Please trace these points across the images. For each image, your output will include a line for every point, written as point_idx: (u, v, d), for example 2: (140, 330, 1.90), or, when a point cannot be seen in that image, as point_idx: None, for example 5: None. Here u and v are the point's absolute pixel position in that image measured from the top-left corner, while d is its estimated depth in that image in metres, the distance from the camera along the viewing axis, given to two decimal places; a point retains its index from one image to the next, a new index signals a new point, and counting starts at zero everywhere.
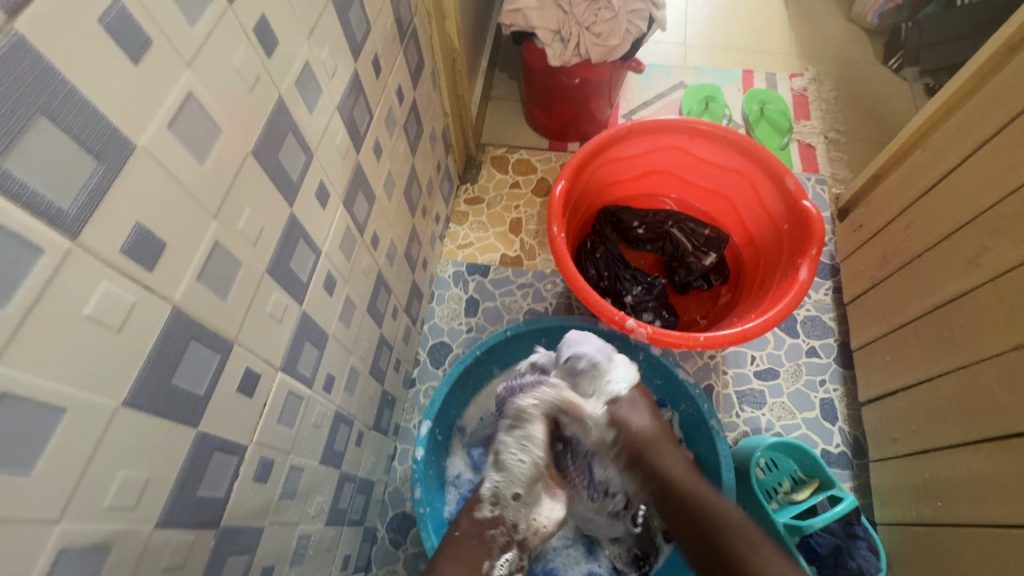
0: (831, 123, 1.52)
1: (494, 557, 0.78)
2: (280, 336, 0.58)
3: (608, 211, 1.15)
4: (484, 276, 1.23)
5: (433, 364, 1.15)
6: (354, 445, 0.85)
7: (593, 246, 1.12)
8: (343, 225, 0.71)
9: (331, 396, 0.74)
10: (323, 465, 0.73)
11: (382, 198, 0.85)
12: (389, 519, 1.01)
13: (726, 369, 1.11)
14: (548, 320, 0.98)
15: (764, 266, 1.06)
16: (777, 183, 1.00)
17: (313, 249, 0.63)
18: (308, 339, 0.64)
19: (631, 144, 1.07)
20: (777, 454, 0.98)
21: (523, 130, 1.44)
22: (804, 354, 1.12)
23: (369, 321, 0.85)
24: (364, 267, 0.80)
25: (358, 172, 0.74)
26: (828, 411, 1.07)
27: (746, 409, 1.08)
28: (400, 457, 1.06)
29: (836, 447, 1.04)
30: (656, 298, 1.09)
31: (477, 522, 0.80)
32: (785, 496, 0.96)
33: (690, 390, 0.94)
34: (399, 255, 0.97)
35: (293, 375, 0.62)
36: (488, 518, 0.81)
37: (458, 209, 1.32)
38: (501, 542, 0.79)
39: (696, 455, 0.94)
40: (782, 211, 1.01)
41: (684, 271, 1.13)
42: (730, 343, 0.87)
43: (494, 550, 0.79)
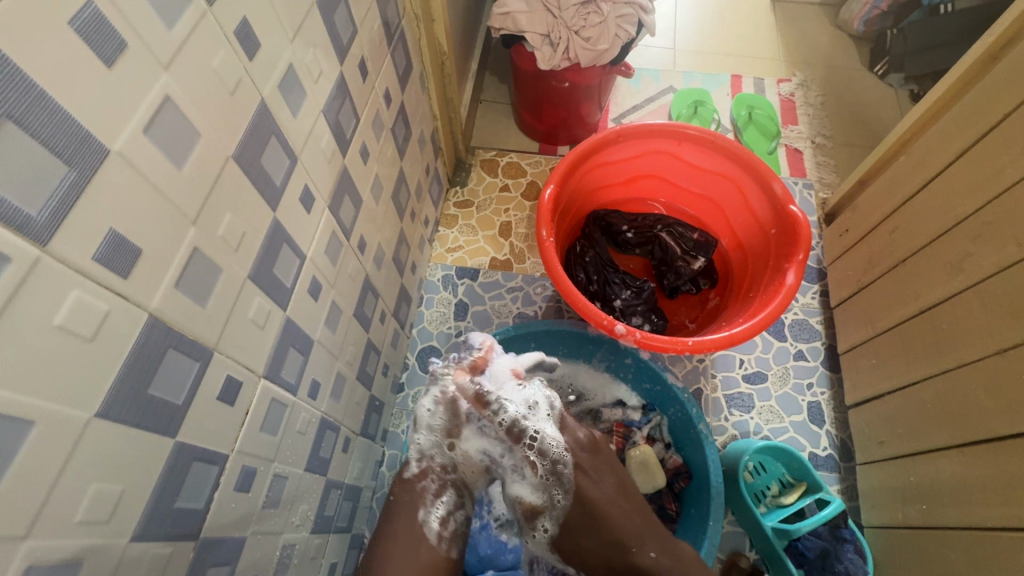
0: (818, 127, 1.53)
1: (429, 504, 0.77)
2: (264, 343, 0.57)
3: (597, 215, 1.15)
4: (474, 280, 1.23)
5: (422, 368, 1.14)
6: (340, 451, 0.84)
7: (582, 250, 1.12)
8: (329, 229, 0.70)
9: (317, 403, 0.73)
10: (308, 472, 0.72)
11: (369, 201, 0.84)
12: (377, 526, 1.00)
13: (715, 372, 1.12)
14: (537, 324, 0.97)
15: (752, 269, 1.06)
16: (764, 187, 1.01)
17: (297, 253, 0.62)
18: (292, 345, 0.63)
19: (620, 149, 1.07)
20: (766, 458, 0.98)
21: (513, 134, 1.44)
22: (791, 357, 1.12)
23: (355, 326, 0.84)
24: (350, 271, 0.79)
25: (345, 175, 0.73)
26: (815, 414, 1.08)
27: (735, 413, 1.08)
28: (388, 462, 1.05)
29: (823, 450, 1.05)
30: (645, 302, 1.08)
31: (407, 482, 0.78)
32: (773, 500, 0.96)
33: (679, 395, 0.93)
34: (387, 258, 0.97)
35: (277, 382, 0.61)
36: (416, 474, 0.78)
37: (448, 212, 1.32)
38: (435, 490, 0.78)
39: (684, 459, 0.95)
40: (769, 216, 1.01)
41: (673, 275, 1.13)
42: (718, 347, 0.87)
43: (427, 497, 0.77)
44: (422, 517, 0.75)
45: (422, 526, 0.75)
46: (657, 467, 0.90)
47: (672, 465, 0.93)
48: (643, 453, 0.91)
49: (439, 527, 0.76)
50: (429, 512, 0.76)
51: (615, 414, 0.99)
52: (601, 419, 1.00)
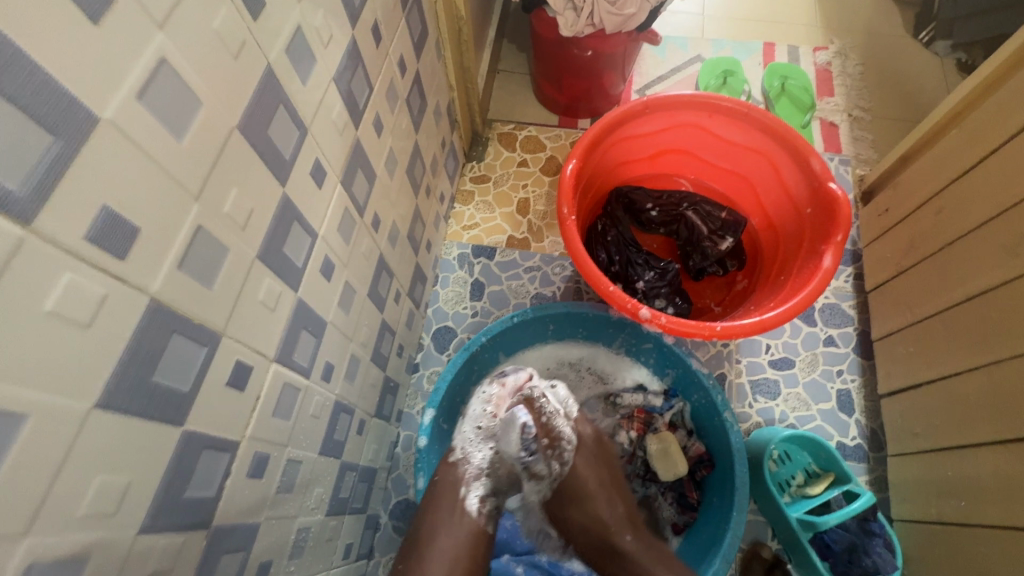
0: (856, 99, 1.45)
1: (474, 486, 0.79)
2: (274, 326, 0.54)
3: (620, 191, 1.09)
4: (491, 259, 1.19)
5: (438, 349, 1.12)
6: (356, 433, 0.83)
7: (604, 229, 1.07)
8: (342, 205, 0.67)
9: (331, 386, 0.71)
10: (322, 455, 0.71)
11: (383, 176, 0.80)
12: (392, 506, 1.00)
13: (740, 358, 1.08)
14: (556, 305, 0.93)
15: (784, 251, 1.01)
16: (801, 164, 0.94)
17: (308, 231, 0.59)
18: (304, 326, 0.61)
19: (645, 122, 1.01)
20: (791, 447, 0.96)
21: (532, 106, 1.38)
22: (821, 343, 1.08)
23: (370, 306, 0.82)
24: (364, 250, 0.76)
25: (358, 148, 0.69)
26: (844, 403, 1.04)
27: (759, 399, 1.05)
28: (404, 443, 1.04)
29: (851, 439, 1.01)
30: (669, 284, 1.04)
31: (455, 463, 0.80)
32: (798, 489, 0.94)
33: (704, 381, 0.89)
34: (402, 236, 0.93)
35: (290, 365, 0.59)
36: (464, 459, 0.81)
37: (464, 188, 1.27)
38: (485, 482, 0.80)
39: (706, 446, 0.91)
40: (805, 194, 0.95)
41: (699, 256, 1.08)
42: (748, 332, 0.83)
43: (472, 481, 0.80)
44: (464, 495, 0.78)
45: (463, 502, 0.78)
46: (679, 456, 0.88)
47: (694, 452, 0.90)
48: (663, 441, 0.90)
49: (477, 504, 0.78)
50: (472, 487, 0.79)
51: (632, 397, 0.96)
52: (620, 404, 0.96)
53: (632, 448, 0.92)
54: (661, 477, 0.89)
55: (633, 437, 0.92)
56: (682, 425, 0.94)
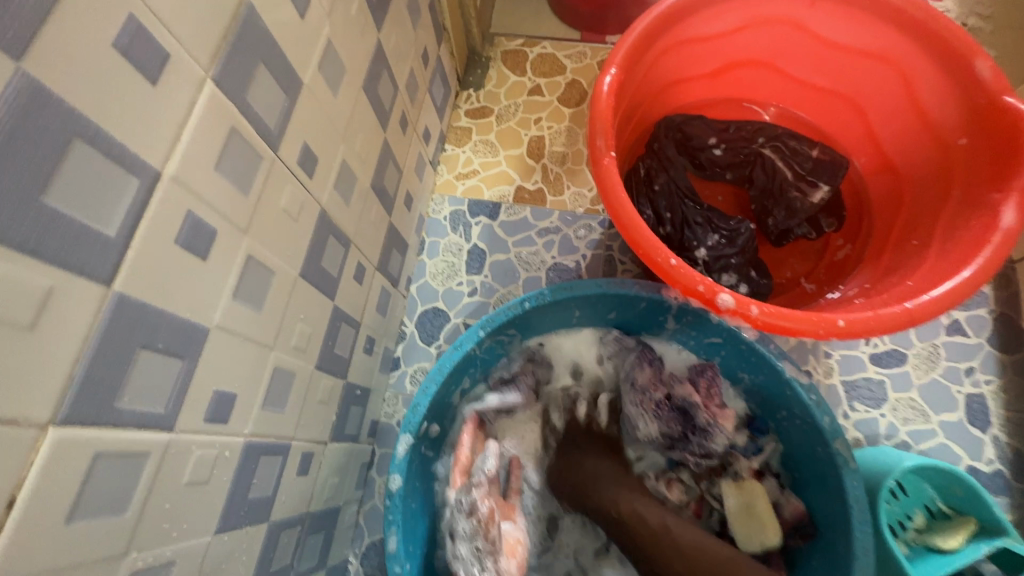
0: (974, 2, 1.09)
1: None
2: (45, 358, 0.27)
3: (672, 122, 0.79)
4: (493, 218, 0.90)
5: (424, 339, 0.84)
6: (296, 475, 0.57)
7: (650, 174, 0.77)
8: (221, 123, 0.38)
9: (232, 427, 0.44)
10: (226, 534, 0.45)
11: (317, 88, 0.50)
12: (364, 549, 0.75)
13: (831, 351, 0.80)
14: (586, 284, 0.64)
15: (912, 203, 0.71)
16: (955, 71, 0.63)
17: (130, 165, 0.31)
18: (146, 344, 0.33)
19: (715, 15, 0.69)
20: (911, 477, 0.70)
21: (546, 14, 1.05)
22: (942, 331, 0.79)
23: (307, 292, 0.54)
24: (286, 205, 0.48)
25: (251, 24, 0.39)
26: (977, 413, 0.76)
27: (858, 408, 0.77)
28: (379, 465, 0.79)
29: (987, 464, 0.74)
30: (741, 252, 0.74)
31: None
32: (918, 537, 0.68)
33: (802, 398, 0.61)
34: (362, 185, 0.64)
35: (113, 421, 0.32)
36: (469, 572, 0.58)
37: (457, 124, 0.97)
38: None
39: (800, 484, 0.64)
40: (955, 118, 0.64)
41: (783, 213, 0.77)
42: (887, 330, 0.54)
43: None
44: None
45: None
46: (768, 517, 0.62)
47: (791, 513, 0.62)
48: (745, 493, 0.63)
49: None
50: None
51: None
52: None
53: (698, 492, 0.68)
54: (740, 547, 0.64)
55: (700, 476, 0.68)
56: (768, 469, 0.67)
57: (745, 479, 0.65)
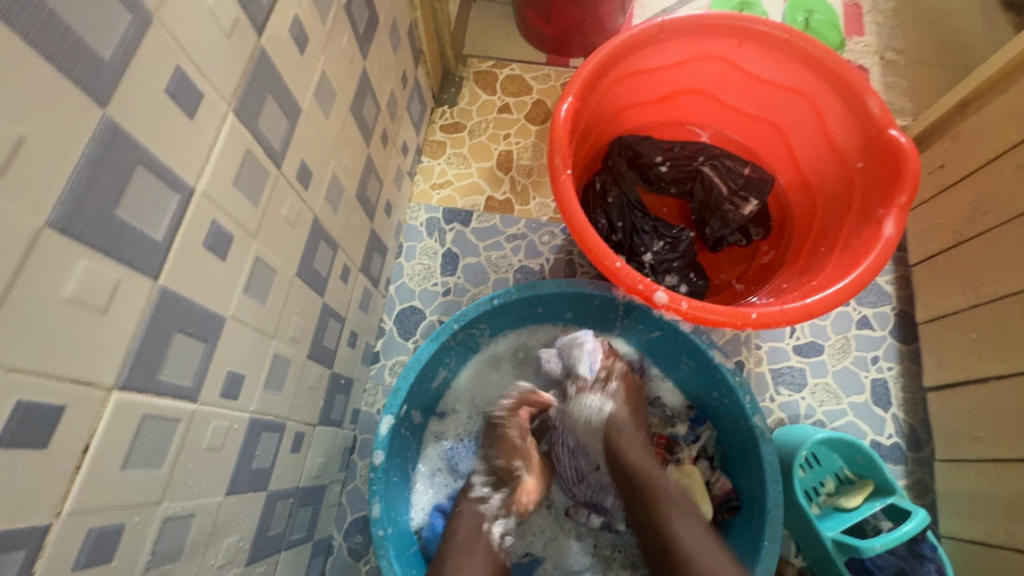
0: (888, 40, 1.25)
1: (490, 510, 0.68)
2: (113, 337, 0.35)
3: (623, 142, 0.89)
4: (466, 225, 0.99)
5: (402, 334, 0.92)
6: (290, 452, 0.64)
7: (604, 188, 0.88)
8: (238, 146, 0.45)
9: (240, 404, 0.51)
10: (233, 497, 0.52)
11: (312, 111, 0.58)
12: (347, 526, 0.83)
13: (760, 343, 0.92)
14: (547, 283, 0.74)
15: (823, 216, 0.83)
16: (853, 106, 0.75)
17: (173, 184, 0.38)
18: (179, 329, 0.41)
19: (659, 51, 0.80)
20: (822, 449, 0.81)
21: (514, 38, 1.14)
22: (853, 325, 0.92)
23: (303, 289, 0.61)
24: (287, 213, 0.55)
25: (262, 63, 0.47)
26: (880, 395, 0.89)
27: (783, 392, 0.89)
28: (361, 449, 0.86)
29: (887, 438, 0.87)
30: (682, 257, 0.85)
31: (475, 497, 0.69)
32: (828, 499, 0.79)
33: (729, 379, 0.71)
34: (348, 195, 0.72)
35: (154, 390, 0.39)
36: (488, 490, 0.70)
37: (433, 138, 1.05)
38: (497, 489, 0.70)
39: (728, 456, 0.75)
40: (854, 145, 0.77)
41: (718, 223, 0.89)
42: (791, 321, 0.65)
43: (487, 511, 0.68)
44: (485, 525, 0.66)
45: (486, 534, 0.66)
46: (702, 496, 0.71)
47: (720, 490, 0.72)
48: (685, 476, 0.72)
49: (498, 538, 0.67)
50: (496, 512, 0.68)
51: (654, 417, 0.79)
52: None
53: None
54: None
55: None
56: (704, 454, 0.77)
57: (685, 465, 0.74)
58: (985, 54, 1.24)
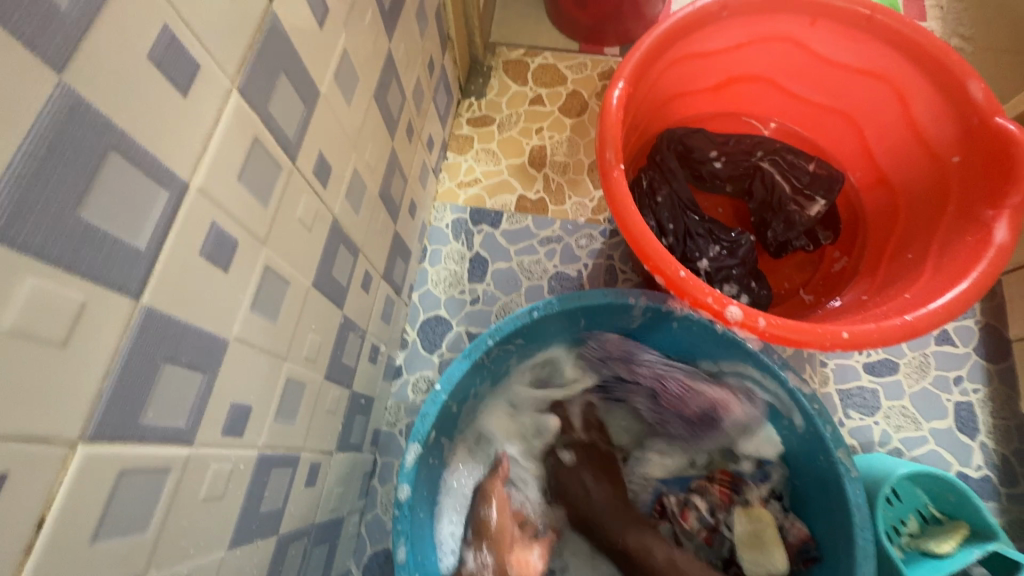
0: (955, 24, 1.14)
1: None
2: (78, 374, 0.27)
3: (673, 135, 0.80)
4: (496, 227, 0.90)
5: (426, 347, 0.84)
6: (304, 486, 0.56)
7: (653, 186, 0.78)
8: (245, 132, 0.37)
9: (247, 440, 0.43)
10: (237, 549, 0.44)
11: (332, 97, 0.50)
12: (366, 560, 0.75)
13: (826, 360, 0.82)
14: (595, 294, 0.65)
15: (907, 217, 0.73)
16: (949, 91, 0.65)
17: (159, 177, 0.30)
18: (169, 358, 0.33)
19: (719, 32, 0.71)
20: (904, 484, 0.71)
21: (547, 25, 1.06)
22: (932, 341, 0.82)
23: (319, 301, 0.53)
24: (302, 214, 0.47)
25: (274, 34, 0.39)
26: (965, 421, 0.78)
27: (853, 416, 0.79)
28: (382, 475, 0.78)
29: (976, 470, 0.76)
30: (742, 263, 0.76)
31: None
32: (912, 541, 0.69)
33: (805, 407, 0.61)
34: (371, 193, 0.64)
35: (135, 437, 0.31)
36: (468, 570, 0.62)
37: (459, 132, 0.97)
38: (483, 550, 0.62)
39: (802, 495, 0.65)
40: (949, 136, 0.67)
41: (781, 225, 0.79)
42: (888, 342, 0.55)
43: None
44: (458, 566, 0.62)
45: None
46: (775, 543, 0.61)
47: (796, 537, 0.63)
48: (755, 520, 0.63)
49: None
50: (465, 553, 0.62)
51: (714, 453, 0.71)
52: (699, 463, 0.72)
53: (712, 521, 0.67)
54: (748, 574, 0.63)
55: (715, 506, 0.67)
56: (772, 493, 0.67)
57: (755, 507, 0.65)
58: None
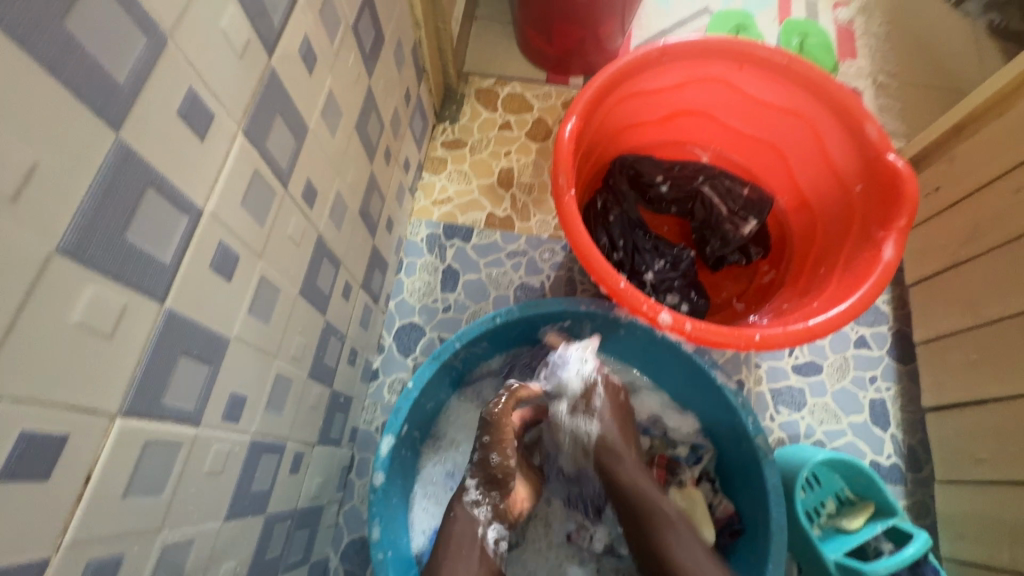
0: (881, 63, 1.28)
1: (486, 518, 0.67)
2: (119, 362, 0.34)
3: (624, 161, 0.90)
4: (466, 241, 0.98)
5: (401, 351, 0.92)
6: (289, 473, 0.63)
7: (606, 207, 0.88)
8: (247, 166, 0.45)
9: (242, 426, 0.50)
10: (232, 521, 0.50)
11: (319, 130, 0.58)
12: (343, 547, 0.81)
13: (759, 362, 0.92)
14: (551, 302, 0.73)
15: (823, 236, 0.84)
16: (851, 130, 0.76)
17: (182, 206, 0.38)
18: (185, 352, 0.40)
19: (660, 73, 0.81)
20: (823, 470, 0.80)
21: (515, 57, 1.15)
22: (851, 345, 0.93)
23: (305, 307, 0.61)
24: (292, 232, 0.55)
25: (273, 84, 0.47)
26: (878, 415, 0.89)
27: (782, 411, 0.89)
28: (359, 468, 0.85)
29: (887, 458, 0.87)
30: (683, 276, 0.86)
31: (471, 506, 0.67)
32: (829, 520, 0.79)
33: (731, 401, 0.71)
34: (351, 212, 0.72)
35: (156, 415, 0.38)
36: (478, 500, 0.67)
37: (434, 154, 1.06)
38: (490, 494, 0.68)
39: (731, 478, 0.74)
40: (853, 167, 0.78)
41: (718, 242, 0.90)
42: (794, 343, 0.65)
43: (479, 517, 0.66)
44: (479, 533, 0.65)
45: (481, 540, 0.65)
46: (706, 520, 0.70)
47: (723, 513, 0.72)
48: (689, 499, 0.72)
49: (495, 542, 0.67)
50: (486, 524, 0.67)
51: (654, 439, 0.79)
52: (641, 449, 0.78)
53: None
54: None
55: None
56: (705, 475, 0.76)
57: (688, 487, 0.73)
58: (973, 77, 1.27)
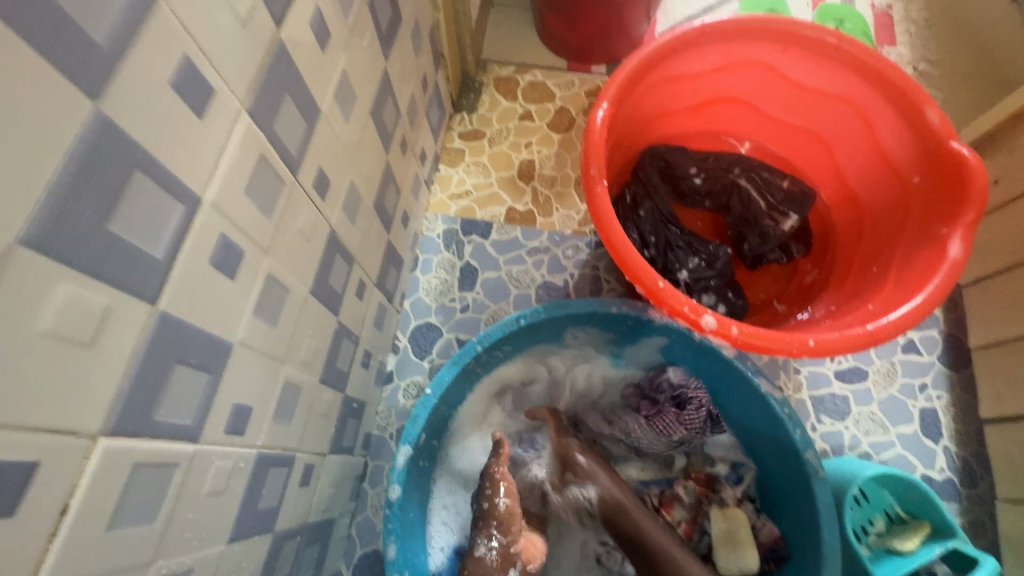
0: (922, 50, 1.20)
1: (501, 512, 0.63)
2: (102, 373, 0.29)
3: (655, 151, 0.84)
4: (485, 237, 0.93)
5: (417, 353, 0.87)
6: (299, 486, 0.58)
7: (635, 200, 0.82)
8: (253, 150, 0.40)
9: (247, 439, 0.46)
10: (237, 543, 0.46)
11: (332, 114, 0.53)
12: (356, 561, 0.76)
13: (799, 367, 0.86)
14: (579, 302, 0.68)
15: (873, 233, 0.78)
16: (908, 116, 0.70)
17: (177, 193, 0.33)
18: (180, 359, 0.35)
19: (698, 56, 0.75)
20: (872, 486, 0.75)
21: (536, 44, 1.10)
22: (899, 350, 0.86)
23: (316, 308, 0.56)
24: (302, 225, 0.50)
25: (281, 60, 0.42)
26: (930, 426, 0.82)
27: (825, 421, 0.83)
28: (373, 477, 0.80)
29: (939, 473, 0.80)
30: (719, 274, 0.80)
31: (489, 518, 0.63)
32: (879, 540, 0.73)
33: (776, 411, 0.65)
34: (366, 205, 0.67)
35: (149, 432, 0.33)
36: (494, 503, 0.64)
37: (451, 146, 1.00)
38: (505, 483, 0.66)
39: (776, 494, 0.68)
40: (910, 157, 0.71)
41: (757, 239, 0.83)
42: (851, 350, 0.59)
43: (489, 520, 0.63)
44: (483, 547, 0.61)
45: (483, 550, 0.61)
46: (749, 544, 0.65)
47: (768, 537, 0.66)
48: (731, 521, 0.66)
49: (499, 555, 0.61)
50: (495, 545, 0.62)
51: (692, 456, 0.73)
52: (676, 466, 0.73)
53: (692, 514, 0.69)
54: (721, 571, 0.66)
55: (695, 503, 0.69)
56: (747, 495, 0.71)
57: (730, 507, 0.68)
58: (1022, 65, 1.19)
